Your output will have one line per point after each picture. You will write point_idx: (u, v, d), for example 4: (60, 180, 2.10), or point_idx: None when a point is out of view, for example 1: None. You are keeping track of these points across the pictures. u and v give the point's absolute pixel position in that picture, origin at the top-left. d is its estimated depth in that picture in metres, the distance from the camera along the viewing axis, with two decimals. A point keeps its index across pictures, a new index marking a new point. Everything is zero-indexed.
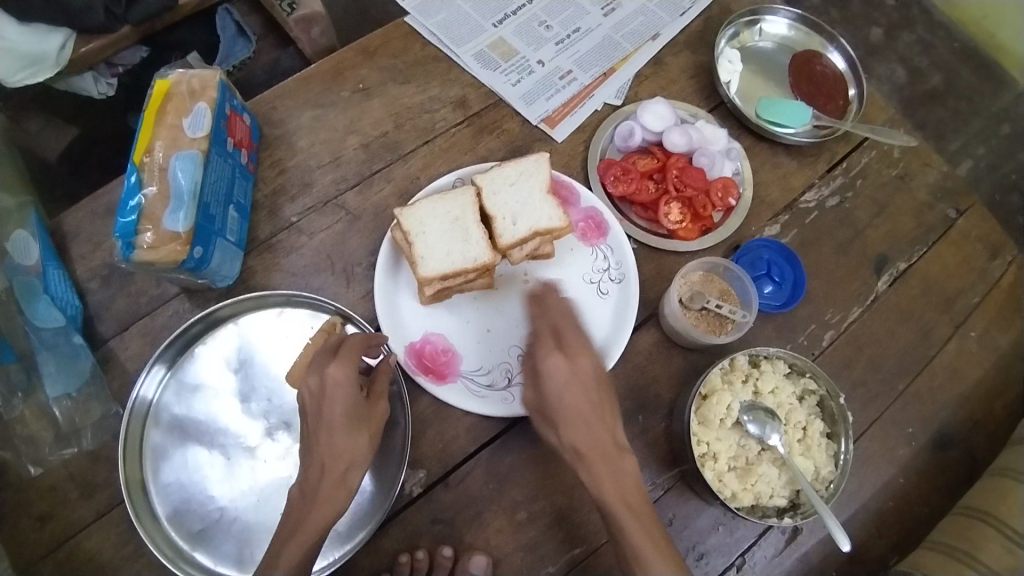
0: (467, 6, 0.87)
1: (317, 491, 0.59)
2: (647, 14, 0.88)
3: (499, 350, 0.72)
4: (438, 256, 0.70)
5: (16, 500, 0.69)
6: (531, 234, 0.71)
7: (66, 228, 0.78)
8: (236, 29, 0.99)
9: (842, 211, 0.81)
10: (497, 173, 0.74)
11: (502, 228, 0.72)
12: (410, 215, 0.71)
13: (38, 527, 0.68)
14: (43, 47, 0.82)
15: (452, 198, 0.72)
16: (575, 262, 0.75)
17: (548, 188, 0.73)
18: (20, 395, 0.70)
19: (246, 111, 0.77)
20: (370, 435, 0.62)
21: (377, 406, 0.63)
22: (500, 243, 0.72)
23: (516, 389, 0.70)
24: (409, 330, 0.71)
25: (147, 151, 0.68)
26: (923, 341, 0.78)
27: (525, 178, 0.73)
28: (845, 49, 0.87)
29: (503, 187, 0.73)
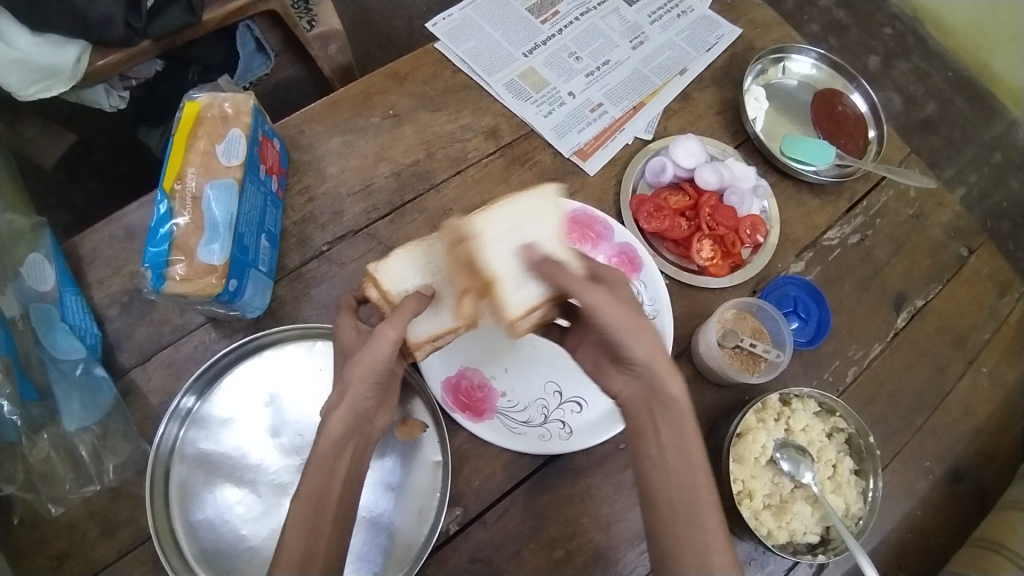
0: (497, 34, 0.87)
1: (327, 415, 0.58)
2: (674, 48, 0.89)
3: (535, 386, 0.72)
4: (425, 318, 0.64)
5: (31, 540, 0.66)
6: (544, 299, 0.62)
7: (83, 252, 0.75)
8: (254, 46, 0.97)
9: (863, 248, 0.83)
10: (492, 217, 0.62)
11: (509, 296, 0.62)
12: (387, 267, 0.64)
13: (55, 566, 0.66)
14: (60, 59, 0.81)
15: (428, 241, 0.65)
16: None
17: (560, 232, 0.63)
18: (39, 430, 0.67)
19: (276, 136, 0.74)
20: (360, 382, 0.57)
21: (380, 351, 0.57)
22: (511, 316, 0.62)
23: (552, 425, 0.70)
24: (443, 363, 0.71)
25: (178, 178, 0.65)
26: (938, 377, 0.80)
27: (535, 220, 0.63)
28: (867, 91, 0.89)
29: (498, 236, 0.63)
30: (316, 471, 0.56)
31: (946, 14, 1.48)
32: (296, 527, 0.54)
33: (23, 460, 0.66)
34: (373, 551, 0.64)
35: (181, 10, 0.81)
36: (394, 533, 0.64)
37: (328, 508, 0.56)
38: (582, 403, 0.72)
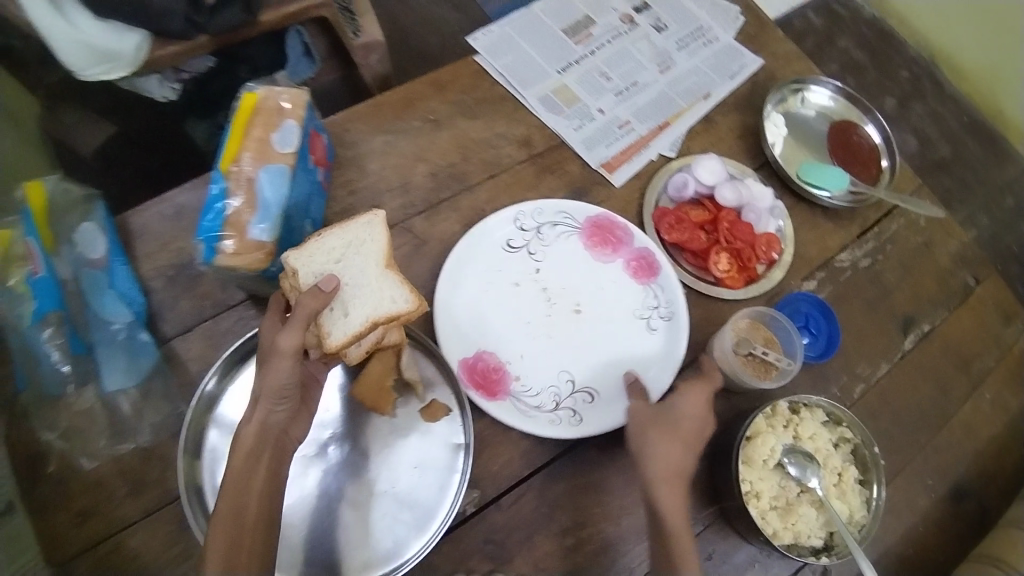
0: (533, 52, 0.93)
1: (243, 434, 0.59)
2: (700, 74, 0.95)
3: (550, 373, 0.76)
4: (337, 321, 0.65)
5: (60, 494, 0.68)
6: (368, 324, 0.66)
7: (132, 226, 0.79)
8: (302, 50, 1.05)
9: (873, 271, 0.87)
10: (317, 247, 0.68)
11: (332, 327, 0.65)
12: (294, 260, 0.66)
13: (77, 524, 0.67)
14: (119, 46, 0.86)
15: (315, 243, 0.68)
16: (626, 297, 0.80)
17: (384, 258, 0.69)
18: (75, 385, 0.70)
19: (324, 130, 0.79)
20: (268, 393, 0.59)
21: (278, 367, 0.59)
22: (333, 344, 0.65)
23: (563, 412, 0.74)
24: (463, 346, 0.75)
25: (234, 161, 0.70)
26: (942, 398, 0.83)
27: (355, 247, 0.69)
28: (880, 123, 0.94)
29: (323, 263, 0.67)
30: (231, 491, 0.57)
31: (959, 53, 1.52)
32: (219, 539, 0.55)
33: (66, 411, 0.69)
34: (393, 524, 0.66)
35: (240, 10, 0.87)
36: (416, 507, 0.67)
37: (247, 524, 0.56)
38: (592, 396, 0.75)
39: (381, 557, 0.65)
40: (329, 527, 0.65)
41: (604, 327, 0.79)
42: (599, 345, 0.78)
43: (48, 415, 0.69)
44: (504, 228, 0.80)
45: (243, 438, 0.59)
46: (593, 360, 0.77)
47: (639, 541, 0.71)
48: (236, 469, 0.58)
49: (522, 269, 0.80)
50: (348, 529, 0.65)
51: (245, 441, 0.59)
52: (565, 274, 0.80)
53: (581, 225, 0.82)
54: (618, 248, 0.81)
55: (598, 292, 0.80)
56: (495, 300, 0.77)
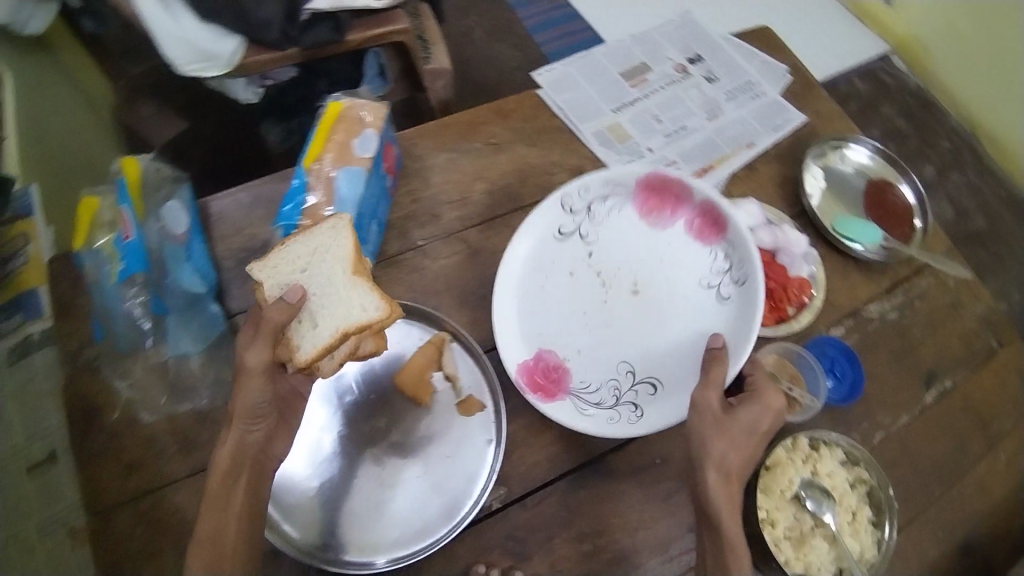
0: (591, 91, 1.01)
1: (218, 462, 0.65)
2: (746, 124, 1.01)
3: (609, 368, 0.80)
4: (307, 333, 0.69)
5: (117, 444, 0.75)
6: (337, 335, 0.68)
7: (211, 210, 0.86)
8: (377, 70, 1.13)
9: (900, 324, 0.91)
10: (283, 257, 0.71)
11: (301, 340, 0.69)
12: (263, 271, 0.70)
13: (123, 476, 0.74)
14: (218, 49, 0.95)
15: (283, 253, 0.71)
16: (692, 262, 0.82)
17: (350, 264, 0.70)
18: (150, 341, 0.78)
19: (396, 142, 0.86)
20: (241, 418, 0.66)
21: (247, 392, 0.65)
22: (303, 358, 0.68)
23: (623, 409, 0.78)
24: (525, 347, 0.80)
25: (316, 159, 0.77)
26: (959, 454, 0.85)
27: (321, 253, 0.70)
28: (916, 184, 0.99)
29: (291, 273, 0.70)
30: (211, 516, 0.63)
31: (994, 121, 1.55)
32: (199, 561, 0.62)
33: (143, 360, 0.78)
34: (424, 505, 0.73)
35: (328, 28, 0.96)
36: (445, 492, 0.73)
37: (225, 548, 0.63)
38: (655, 386, 0.79)
39: (411, 534, 0.72)
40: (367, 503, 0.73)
41: (666, 301, 0.82)
42: (665, 319, 0.81)
43: (121, 366, 0.78)
44: (553, 216, 0.84)
45: (217, 467, 0.65)
46: (665, 330, 0.81)
47: (655, 556, 0.74)
48: (213, 496, 0.64)
49: (574, 256, 0.84)
50: (363, 505, 0.73)
51: (221, 467, 0.65)
52: (619, 253, 0.84)
53: (632, 193, 0.84)
54: (678, 207, 0.83)
55: (662, 269, 0.83)
56: (553, 293, 0.82)
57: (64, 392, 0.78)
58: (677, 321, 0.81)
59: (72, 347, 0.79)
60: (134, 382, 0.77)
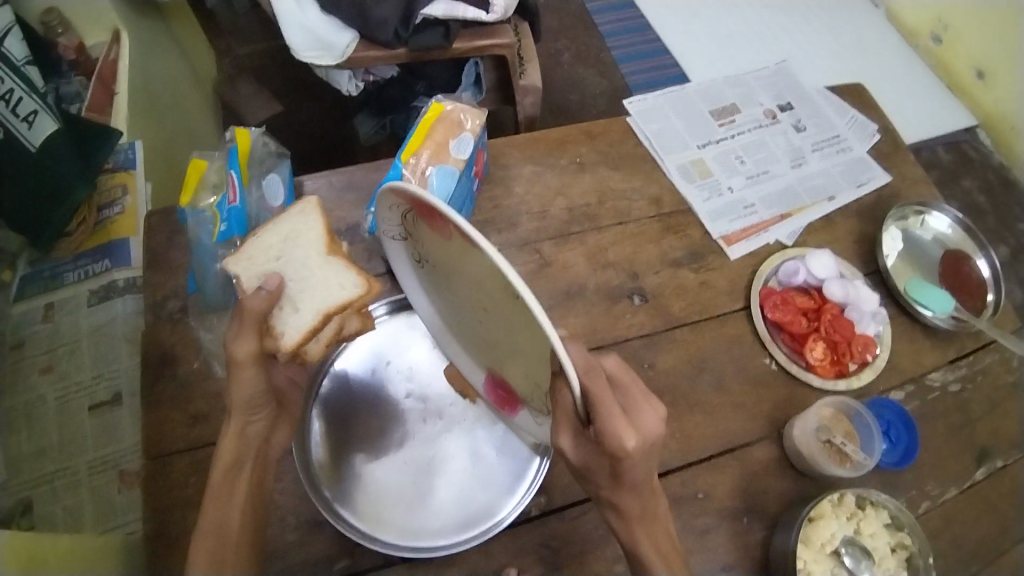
0: (679, 125, 1.03)
1: (220, 458, 0.68)
2: (828, 177, 1.02)
3: (524, 386, 0.61)
4: (290, 319, 0.69)
5: (188, 394, 0.78)
6: (321, 315, 0.69)
7: (305, 188, 0.91)
8: (474, 79, 1.16)
9: (960, 397, 0.90)
10: (257, 248, 0.73)
11: (285, 327, 0.69)
12: (237, 266, 0.71)
13: (188, 425, 0.77)
14: (336, 40, 1.01)
15: (254, 244, 0.73)
16: (474, 262, 0.50)
17: (322, 246, 0.73)
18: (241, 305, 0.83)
19: (487, 150, 0.90)
20: (240, 409, 0.68)
21: (241, 383, 0.66)
22: (290, 344, 0.68)
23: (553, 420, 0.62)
24: (477, 363, 0.70)
25: (414, 155, 0.82)
26: (1004, 539, 0.84)
27: (293, 239, 0.74)
28: (993, 259, 0.98)
29: (265, 260, 0.72)
30: (215, 506, 0.66)
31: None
32: (204, 548, 0.65)
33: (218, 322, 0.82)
34: (466, 498, 0.76)
35: (439, 35, 1.01)
36: (489, 490, 0.76)
37: (229, 538, 0.66)
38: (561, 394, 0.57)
39: (450, 525, 0.74)
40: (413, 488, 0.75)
41: (516, 335, 0.54)
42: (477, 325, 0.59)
43: (209, 320, 0.82)
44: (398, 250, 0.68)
45: (219, 462, 0.68)
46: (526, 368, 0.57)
47: None
48: (220, 488, 0.67)
49: (433, 278, 0.65)
50: (405, 487, 0.75)
51: (224, 459, 0.68)
52: (452, 274, 0.58)
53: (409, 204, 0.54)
54: (439, 224, 0.50)
55: (471, 275, 0.53)
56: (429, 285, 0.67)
57: (142, 339, 0.81)
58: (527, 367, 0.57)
59: (156, 298, 0.84)
60: (208, 341, 0.81)
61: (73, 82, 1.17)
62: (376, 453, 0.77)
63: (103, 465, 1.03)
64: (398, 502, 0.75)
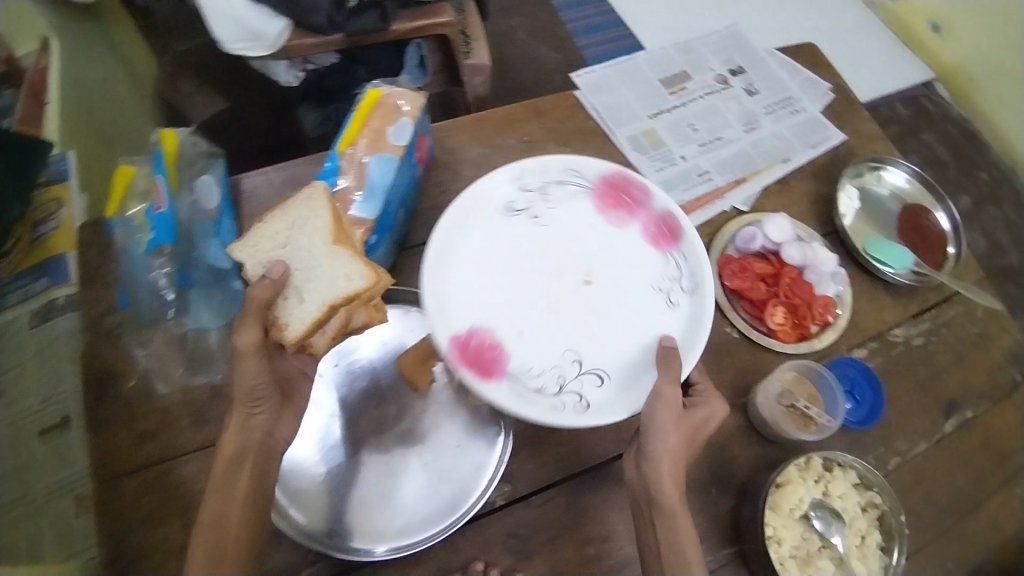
0: (628, 96, 1.01)
1: (228, 450, 0.66)
2: (782, 139, 1.00)
3: (554, 354, 0.72)
4: (294, 309, 0.69)
5: (136, 412, 0.76)
6: (324, 307, 0.68)
7: (243, 187, 0.88)
8: (417, 62, 1.15)
9: (925, 351, 0.89)
10: (263, 235, 0.72)
11: (289, 317, 0.69)
12: (246, 253, 0.71)
13: (137, 444, 0.75)
14: (267, 29, 0.97)
15: (261, 231, 0.72)
16: (650, 263, 0.77)
17: (330, 234, 0.70)
18: (171, 313, 0.81)
19: (430, 133, 0.87)
20: (241, 398, 0.67)
21: (245, 372, 0.66)
22: (293, 334, 0.68)
23: (567, 398, 0.70)
24: (463, 315, 0.71)
25: (351, 145, 0.79)
26: (977, 490, 0.83)
27: (298, 226, 0.72)
28: (952, 212, 0.97)
29: (271, 248, 0.71)
30: (215, 498, 0.63)
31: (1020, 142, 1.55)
32: (202, 546, 0.62)
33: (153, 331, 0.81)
34: (430, 495, 0.74)
35: (375, 18, 0.98)
36: (450, 482, 0.74)
37: (229, 531, 0.63)
38: (602, 376, 0.72)
39: (418, 521, 0.72)
40: (377, 489, 0.73)
41: (614, 305, 0.75)
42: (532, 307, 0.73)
43: (142, 334, 0.80)
44: (505, 190, 0.79)
45: (224, 454, 0.66)
46: (596, 347, 0.73)
47: None
48: (223, 485, 0.64)
49: (528, 232, 0.77)
50: (370, 490, 0.73)
51: (229, 449, 0.66)
52: (576, 237, 0.78)
53: (592, 184, 0.80)
54: (633, 210, 0.79)
55: (615, 254, 0.77)
56: (501, 240, 0.76)
57: (81, 358, 0.79)
58: (602, 345, 0.73)
59: (93, 315, 0.81)
60: (149, 353, 0.79)
61: (3, 94, 1.12)
62: (335, 459, 0.74)
63: (59, 489, 1.00)
64: (363, 504, 0.72)
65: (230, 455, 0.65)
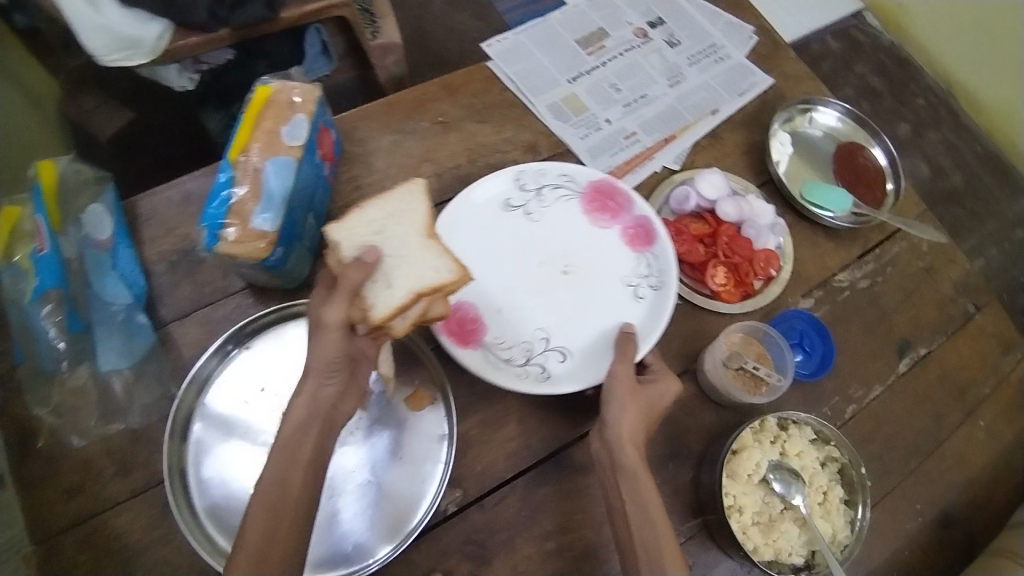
0: (545, 61, 0.95)
1: (296, 418, 0.61)
2: (709, 90, 0.96)
3: (525, 330, 0.76)
4: (381, 294, 0.63)
5: (52, 469, 0.69)
6: (411, 297, 0.63)
7: (140, 210, 0.81)
8: (320, 48, 1.07)
9: (872, 293, 0.87)
10: (359, 218, 0.67)
11: (376, 301, 0.63)
12: (339, 231, 0.66)
13: (66, 499, 0.69)
14: (143, 34, 0.89)
15: (357, 216, 0.67)
16: (619, 263, 0.80)
17: (425, 227, 0.67)
18: (67, 363, 0.71)
19: (334, 127, 0.81)
20: (317, 369, 0.62)
21: (323, 344, 0.61)
22: (377, 316, 0.62)
23: (532, 368, 0.74)
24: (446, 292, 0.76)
25: (243, 151, 0.72)
26: (935, 426, 0.82)
27: (396, 217, 0.68)
28: (887, 146, 0.95)
29: (363, 231, 0.66)
30: (277, 463, 0.59)
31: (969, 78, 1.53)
32: (257, 517, 0.58)
33: (60, 387, 0.71)
34: (374, 515, 0.69)
35: (261, 6, 0.90)
36: (394, 498, 0.69)
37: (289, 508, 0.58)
38: (566, 354, 0.76)
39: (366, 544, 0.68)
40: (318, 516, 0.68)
41: (581, 297, 0.78)
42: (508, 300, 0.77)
43: (41, 392, 0.71)
44: (504, 184, 0.82)
45: (291, 421, 0.61)
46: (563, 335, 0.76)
47: None
48: (288, 454, 0.60)
49: (516, 225, 0.81)
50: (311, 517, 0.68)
51: (297, 416, 0.61)
52: (560, 234, 0.81)
53: (582, 189, 0.83)
54: (616, 213, 0.82)
55: (582, 247, 0.81)
56: (482, 224, 0.80)
57: None
58: (566, 328, 0.77)
59: None
60: (56, 407, 0.71)
61: None
62: None
63: None
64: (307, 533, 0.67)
65: (297, 420, 0.61)
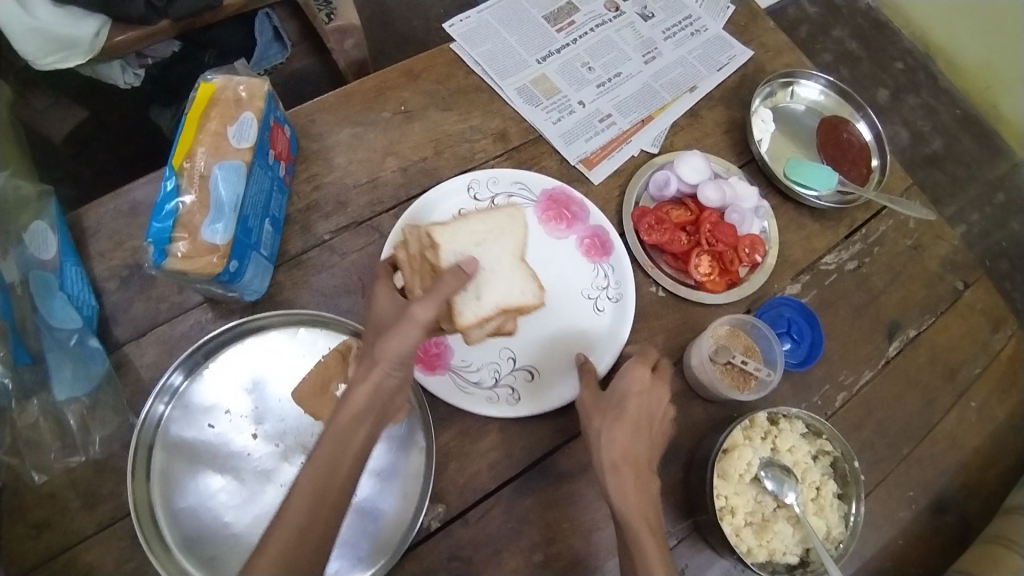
0: (512, 40, 0.89)
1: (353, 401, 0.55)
2: (686, 66, 0.91)
3: (490, 351, 0.74)
4: (471, 303, 0.70)
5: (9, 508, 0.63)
6: (496, 310, 0.71)
7: (86, 224, 0.74)
8: (272, 35, 0.99)
9: (860, 275, 0.84)
10: (462, 227, 0.73)
11: (464, 306, 0.69)
12: (439, 233, 0.71)
13: (33, 534, 0.63)
14: (79, 31, 0.81)
15: (456, 227, 0.73)
16: (578, 274, 0.77)
17: (518, 250, 0.75)
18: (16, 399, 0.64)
19: (287, 123, 0.75)
20: (386, 360, 0.55)
21: (400, 337, 0.56)
22: (462, 320, 0.69)
23: (500, 391, 0.72)
24: None
25: (188, 157, 0.65)
26: (926, 409, 0.80)
27: (495, 235, 0.74)
28: (871, 119, 0.91)
29: (463, 240, 0.72)
30: (322, 454, 0.53)
31: (954, 42, 1.49)
32: (291, 514, 0.51)
33: (11, 424, 0.64)
34: (359, 538, 0.64)
35: None
36: (379, 519, 0.65)
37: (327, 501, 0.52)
38: (532, 373, 0.74)
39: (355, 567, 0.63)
40: None
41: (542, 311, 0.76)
42: None
43: None
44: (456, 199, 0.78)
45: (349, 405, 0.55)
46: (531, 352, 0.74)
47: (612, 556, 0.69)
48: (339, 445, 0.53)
49: None
50: None
51: (356, 401, 0.55)
52: None
53: (538, 198, 0.79)
54: (572, 222, 0.79)
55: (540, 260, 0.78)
56: None
57: None
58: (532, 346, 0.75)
59: None
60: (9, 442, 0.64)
61: None
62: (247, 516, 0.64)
63: None
64: None
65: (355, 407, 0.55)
